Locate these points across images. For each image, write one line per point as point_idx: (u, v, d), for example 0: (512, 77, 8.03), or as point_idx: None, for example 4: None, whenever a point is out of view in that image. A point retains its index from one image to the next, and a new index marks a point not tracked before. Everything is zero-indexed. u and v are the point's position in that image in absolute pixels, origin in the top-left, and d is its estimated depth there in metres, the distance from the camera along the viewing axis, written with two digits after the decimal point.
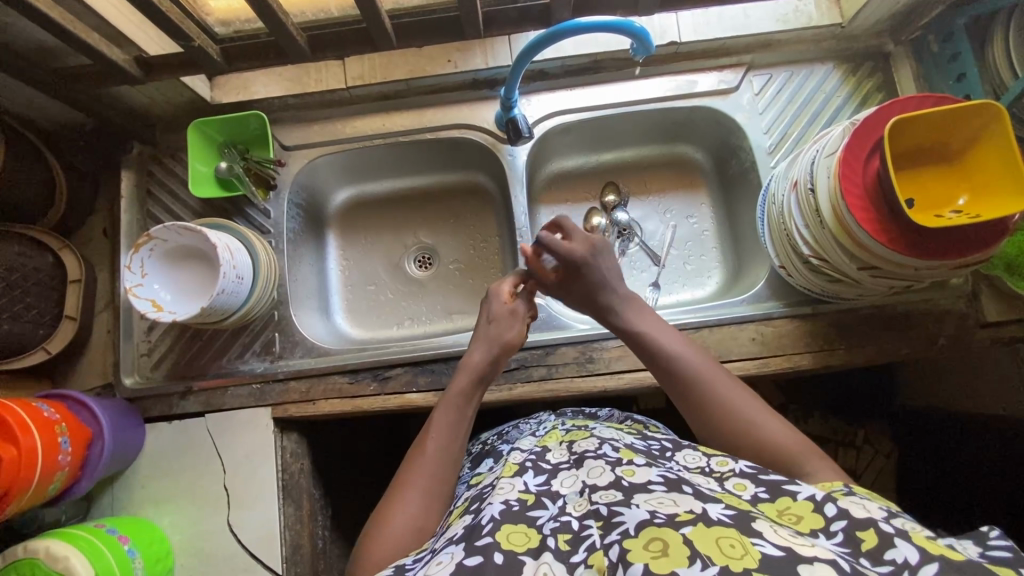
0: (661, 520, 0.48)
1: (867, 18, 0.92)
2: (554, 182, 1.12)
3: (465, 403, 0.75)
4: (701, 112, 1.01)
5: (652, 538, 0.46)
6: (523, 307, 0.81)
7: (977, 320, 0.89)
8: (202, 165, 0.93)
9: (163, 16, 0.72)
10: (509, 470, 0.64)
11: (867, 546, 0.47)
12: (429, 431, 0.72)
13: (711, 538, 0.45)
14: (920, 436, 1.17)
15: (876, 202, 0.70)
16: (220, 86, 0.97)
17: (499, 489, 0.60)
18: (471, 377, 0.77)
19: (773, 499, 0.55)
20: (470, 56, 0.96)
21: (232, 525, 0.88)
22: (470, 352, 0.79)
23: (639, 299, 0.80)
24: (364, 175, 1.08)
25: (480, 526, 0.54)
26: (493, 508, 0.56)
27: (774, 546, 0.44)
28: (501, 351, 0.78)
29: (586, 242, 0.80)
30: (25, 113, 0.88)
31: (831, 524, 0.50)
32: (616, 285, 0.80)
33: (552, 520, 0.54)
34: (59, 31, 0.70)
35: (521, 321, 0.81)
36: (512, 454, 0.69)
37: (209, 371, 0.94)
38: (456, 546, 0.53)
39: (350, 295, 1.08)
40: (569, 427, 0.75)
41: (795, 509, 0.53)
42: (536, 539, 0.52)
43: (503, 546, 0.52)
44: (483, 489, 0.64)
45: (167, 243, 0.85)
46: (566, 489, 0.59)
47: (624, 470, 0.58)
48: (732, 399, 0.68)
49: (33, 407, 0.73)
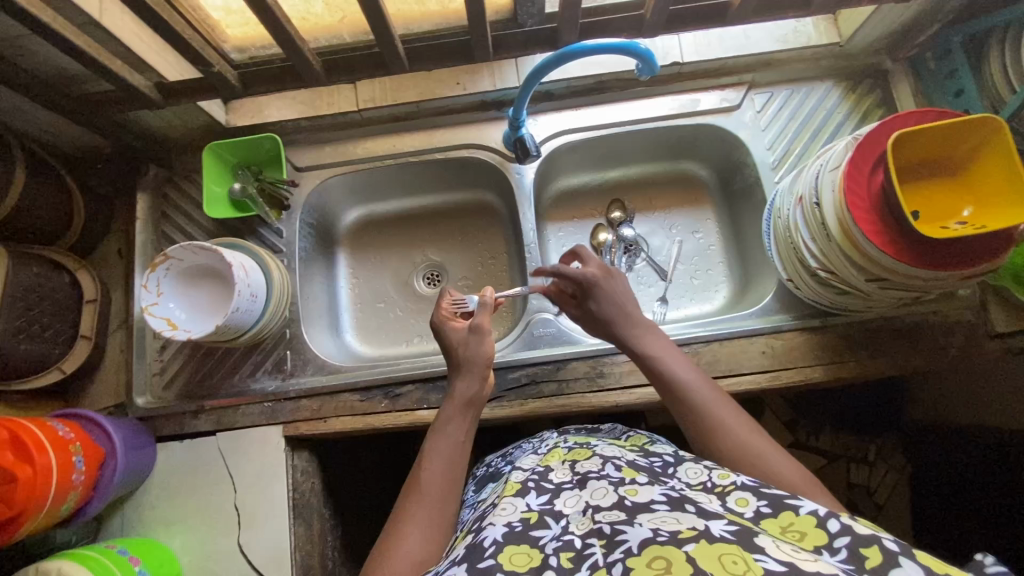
0: (664, 538, 0.48)
1: (864, 37, 0.95)
2: (561, 200, 1.13)
3: (457, 428, 0.75)
4: (704, 130, 1.03)
5: (656, 556, 0.46)
6: (484, 321, 0.83)
7: (987, 331, 0.89)
8: (216, 186, 0.96)
9: (185, 44, 0.75)
10: (512, 489, 0.64)
11: (871, 563, 0.47)
12: (423, 460, 0.72)
13: (714, 554, 0.45)
14: (932, 450, 1.17)
15: (882, 215, 0.71)
16: (236, 110, 1.00)
17: (500, 511, 0.59)
18: (460, 403, 0.78)
19: (775, 514, 0.54)
20: (479, 78, 0.99)
21: (241, 545, 0.88)
22: (456, 380, 0.80)
23: (656, 328, 0.81)
24: (374, 195, 1.10)
25: (482, 548, 0.54)
26: (495, 531, 0.56)
27: (777, 561, 0.44)
28: (484, 367, 0.80)
29: (599, 267, 0.85)
30: (46, 136, 0.91)
31: (835, 541, 0.49)
32: (632, 313, 0.81)
33: (554, 539, 0.54)
34: (84, 57, 0.72)
35: (487, 334, 0.82)
36: (514, 473, 0.69)
37: (220, 390, 0.95)
38: (458, 567, 0.52)
39: (360, 314, 1.09)
40: (571, 444, 0.74)
41: (799, 525, 0.52)
42: (538, 559, 0.52)
43: (504, 568, 0.51)
44: (484, 510, 0.64)
45: (184, 263, 0.86)
46: (569, 509, 0.58)
47: (627, 491, 0.58)
48: (737, 432, 0.67)
49: (48, 426, 0.74)
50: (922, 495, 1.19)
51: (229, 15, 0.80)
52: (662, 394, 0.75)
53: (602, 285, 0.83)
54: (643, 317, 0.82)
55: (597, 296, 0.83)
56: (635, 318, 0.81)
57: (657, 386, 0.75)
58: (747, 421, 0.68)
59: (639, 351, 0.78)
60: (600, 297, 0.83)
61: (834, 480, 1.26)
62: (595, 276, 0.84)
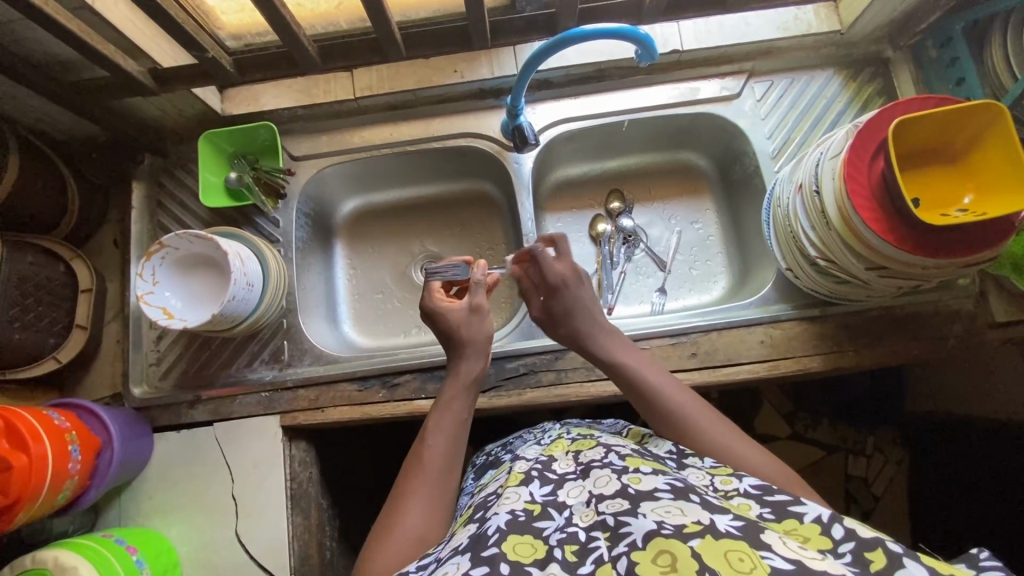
0: (669, 531, 0.48)
1: (865, 25, 0.94)
2: (560, 190, 1.13)
3: (461, 407, 0.76)
4: (704, 119, 1.02)
5: (661, 551, 0.46)
6: (483, 300, 0.82)
7: (986, 321, 0.89)
8: (212, 176, 0.95)
9: (180, 29, 0.74)
10: (515, 479, 0.63)
11: (875, 566, 0.46)
12: (425, 438, 0.71)
13: (720, 551, 0.45)
14: (929, 441, 1.17)
15: (882, 202, 0.71)
16: (231, 98, 0.99)
17: (504, 499, 0.59)
18: (465, 383, 0.78)
19: (779, 520, 0.53)
20: (478, 65, 0.97)
21: (239, 536, 0.88)
22: (467, 359, 0.79)
23: (618, 334, 0.82)
24: (371, 185, 1.09)
25: (486, 536, 0.54)
26: (498, 519, 0.56)
27: (784, 560, 0.44)
28: (486, 344, 0.81)
29: (570, 266, 0.85)
30: (41, 124, 0.90)
31: (840, 546, 0.49)
32: (596, 318, 0.82)
33: (558, 531, 0.54)
34: (77, 42, 0.71)
35: (484, 313, 0.82)
36: (517, 463, 0.69)
37: (217, 381, 0.94)
38: (462, 555, 0.52)
39: (358, 304, 1.08)
40: (575, 436, 0.73)
41: (802, 530, 0.52)
42: (542, 550, 0.51)
43: (509, 557, 0.51)
44: (488, 498, 0.64)
45: (178, 252, 0.86)
46: (572, 500, 0.58)
47: (630, 478, 0.57)
48: (710, 428, 0.68)
49: (43, 415, 0.73)
50: (920, 485, 1.20)
51: (224, 0, 0.80)
52: (635, 398, 0.74)
53: (570, 288, 0.83)
54: (607, 324, 0.83)
55: (562, 296, 0.83)
56: (598, 325, 0.81)
57: (630, 392, 0.75)
58: (714, 414, 0.69)
59: (607, 358, 0.78)
60: (567, 301, 0.83)
61: (830, 471, 1.26)
62: (567, 280, 0.84)
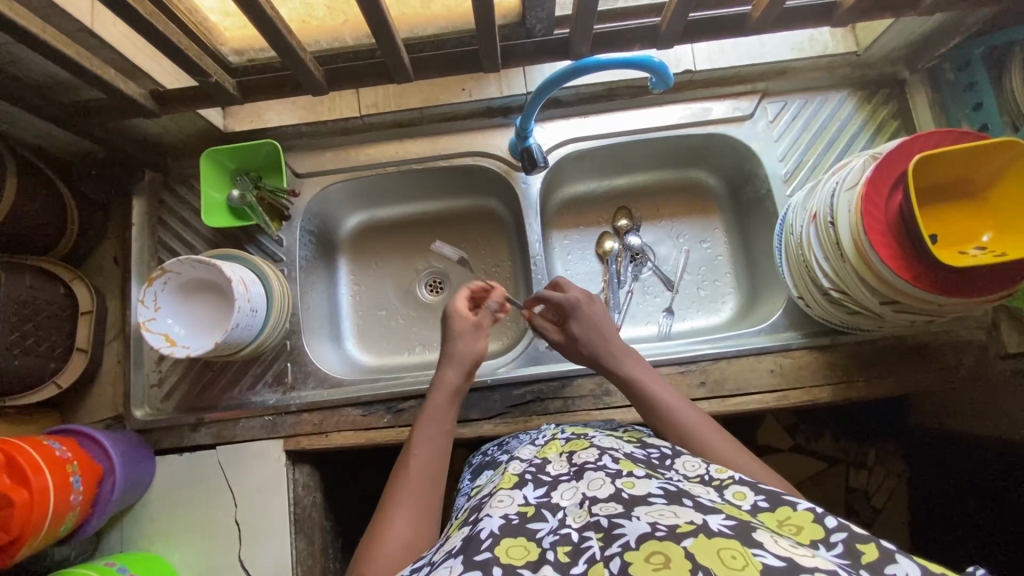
0: (662, 533, 0.47)
1: (881, 46, 0.92)
2: (567, 207, 1.11)
3: (443, 417, 0.75)
4: (715, 139, 1.01)
5: (654, 551, 0.45)
6: (486, 321, 0.83)
7: (997, 351, 0.88)
8: (215, 191, 0.93)
9: (182, 53, 0.72)
10: (508, 481, 0.62)
11: (867, 559, 0.46)
12: (412, 447, 0.71)
13: (713, 549, 0.44)
14: (931, 462, 1.17)
15: (898, 238, 0.70)
16: (234, 114, 0.97)
17: (497, 502, 0.58)
18: (448, 394, 0.77)
19: (772, 508, 0.53)
20: (485, 84, 0.96)
21: (242, 561, 0.87)
22: (448, 368, 0.79)
23: (633, 350, 0.81)
24: (375, 201, 1.08)
25: (478, 539, 0.52)
26: (491, 522, 0.54)
27: (775, 557, 0.44)
28: (474, 363, 0.80)
29: (583, 290, 0.85)
30: (39, 142, 0.88)
31: (831, 535, 0.49)
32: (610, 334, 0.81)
33: (552, 533, 0.52)
34: (77, 68, 0.69)
35: (484, 334, 0.83)
36: (511, 464, 0.68)
37: (220, 403, 0.93)
38: (454, 559, 0.51)
39: (361, 321, 1.07)
40: (569, 436, 0.72)
41: (796, 519, 0.51)
42: (535, 553, 0.50)
43: (502, 561, 0.49)
44: (481, 500, 0.62)
45: (181, 276, 0.84)
46: (566, 500, 0.57)
47: (624, 483, 0.57)
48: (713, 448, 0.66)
49: (44, 446, 0.72)
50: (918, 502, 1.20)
51: (226, 17, 0.77)
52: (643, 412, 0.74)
53: (584, 309, 0.83)
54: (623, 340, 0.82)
55: (579, 318, 0.83)
56: (613, 342, 0.81)
57: (641, 407, 0.75)
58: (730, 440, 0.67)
59: (620, 373, 0.78)
60: (582, 323, 0.82)
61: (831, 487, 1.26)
62: (580, 303, 0.83)
